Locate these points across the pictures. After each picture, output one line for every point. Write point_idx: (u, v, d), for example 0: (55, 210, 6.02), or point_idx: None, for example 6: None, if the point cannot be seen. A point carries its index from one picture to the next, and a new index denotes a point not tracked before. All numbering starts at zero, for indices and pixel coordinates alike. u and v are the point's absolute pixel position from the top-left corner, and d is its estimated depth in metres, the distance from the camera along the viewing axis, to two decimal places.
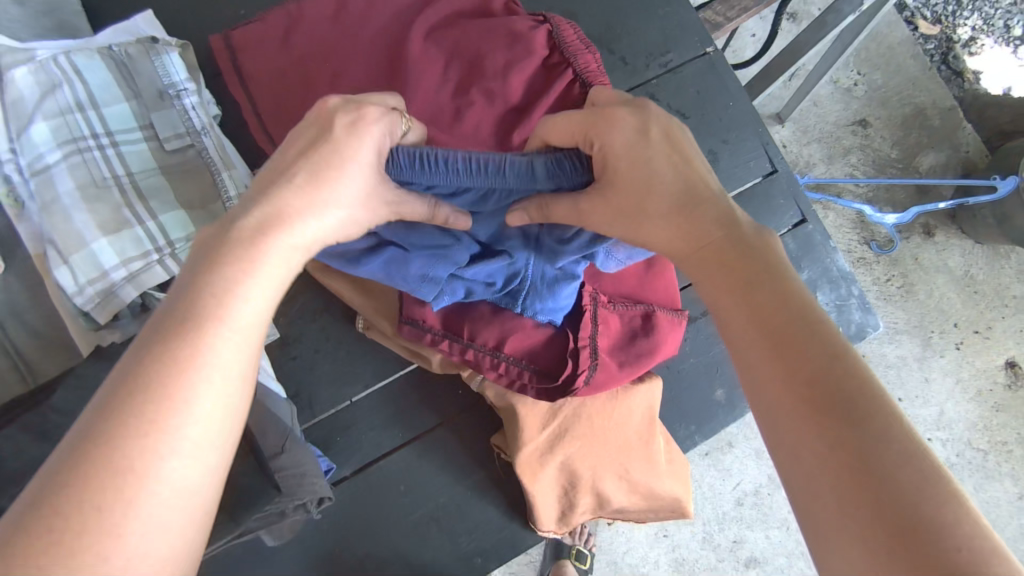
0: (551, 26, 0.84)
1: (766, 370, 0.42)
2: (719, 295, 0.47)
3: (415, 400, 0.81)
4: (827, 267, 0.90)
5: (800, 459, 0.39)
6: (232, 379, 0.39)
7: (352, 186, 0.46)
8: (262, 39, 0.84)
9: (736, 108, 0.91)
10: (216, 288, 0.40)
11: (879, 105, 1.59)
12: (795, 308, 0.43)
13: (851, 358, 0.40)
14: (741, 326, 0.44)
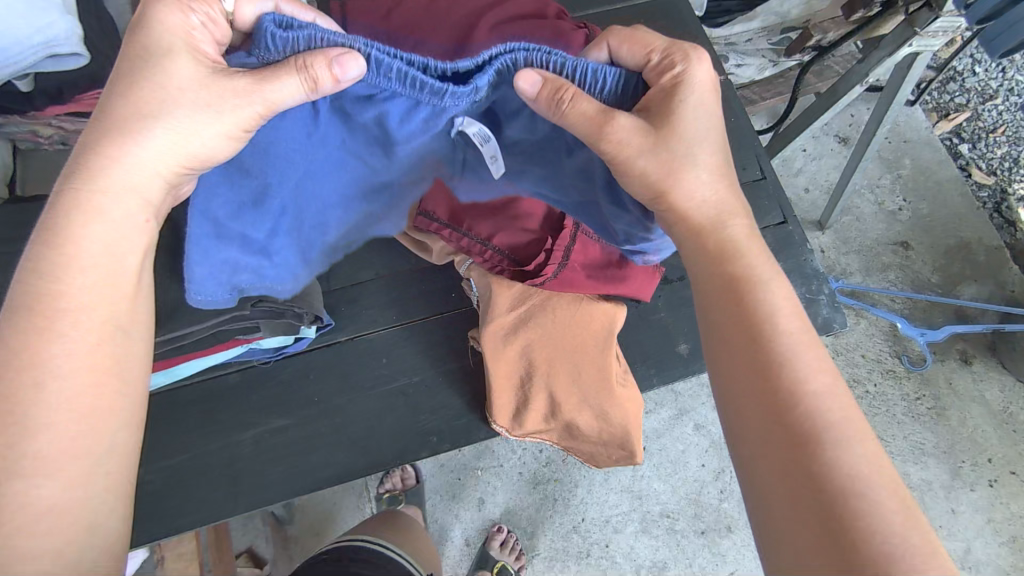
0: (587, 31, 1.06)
1: (749, 391, 0.49)
2: (715, 303, 0.54)
3: (413, 291, 0.93)
4: (803, 264, 0.99)
5: (767, 473, 0.47)
6: (87, 333, 0.49)
7: (173, 89, 0.54)
8: (367, 11, 1.10)
9: (736, 123, 1.08)
10: (49, 278, 0.49)
11: (922, 232, 1.69)
12: (770, 350, 0.49)
13: (828, 389, 0.48)
14: (734, 347, 0.51)
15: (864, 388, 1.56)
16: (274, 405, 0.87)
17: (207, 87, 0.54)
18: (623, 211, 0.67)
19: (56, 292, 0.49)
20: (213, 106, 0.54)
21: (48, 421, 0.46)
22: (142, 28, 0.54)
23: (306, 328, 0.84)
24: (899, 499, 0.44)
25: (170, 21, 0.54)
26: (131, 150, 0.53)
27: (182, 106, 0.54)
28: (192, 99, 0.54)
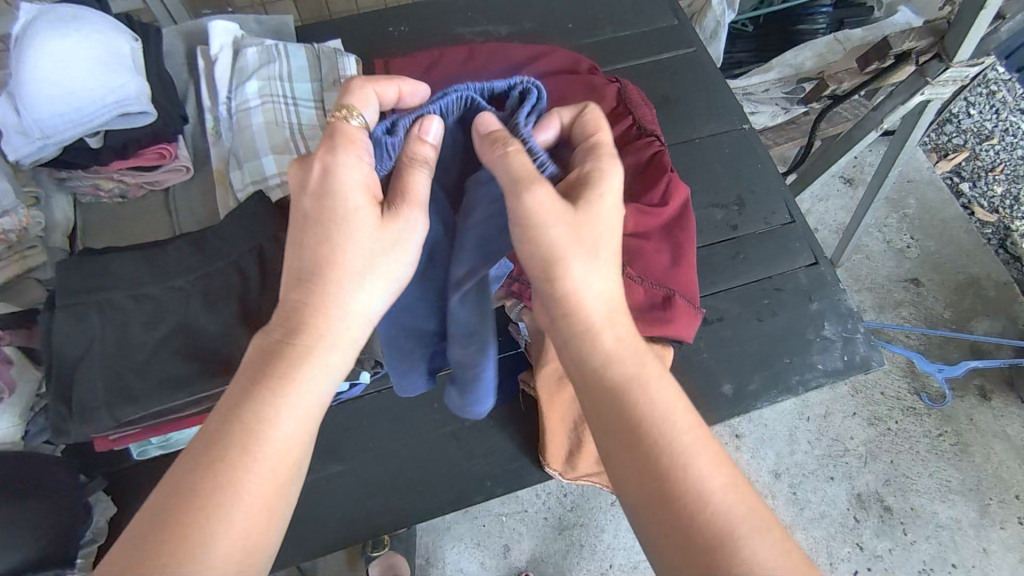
0: (620, 85, 1.11)
1: (639, 489, 0.52)
2: (598, 402, 0.56)
3: None
4: (837, 303, 1.02)
5: (664, 538, 0.50)
6: (278, 467, 0.52)
7: (358, 246, 0.58)
8: (409, 67, 1.14)
9: (763, 168, 1.12)
10: (257, 411, 0.53)
11: (932, 270, 1.79)
12: (641, 419, 0.54)
13: (714, 482, 0.51)
14: (620, 446, 0.54)
15: (887, 426, 1.60)
16: (328, 451, 0.88)
17: (394, 232, 0.60)
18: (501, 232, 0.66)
19: (255, 425, 0.52)
20: (394, 248, 0.60)
21: (236, 538, 0.49)
22: (326, 184, 0.57)
23: (365, 375, 0.86)
24: (775, 541, 0.49)
25: (348, 174, 0.58)
26: (341, 308, 0.58)
27: (368, 245, 0.58)
28: (378, 243, 0.59)
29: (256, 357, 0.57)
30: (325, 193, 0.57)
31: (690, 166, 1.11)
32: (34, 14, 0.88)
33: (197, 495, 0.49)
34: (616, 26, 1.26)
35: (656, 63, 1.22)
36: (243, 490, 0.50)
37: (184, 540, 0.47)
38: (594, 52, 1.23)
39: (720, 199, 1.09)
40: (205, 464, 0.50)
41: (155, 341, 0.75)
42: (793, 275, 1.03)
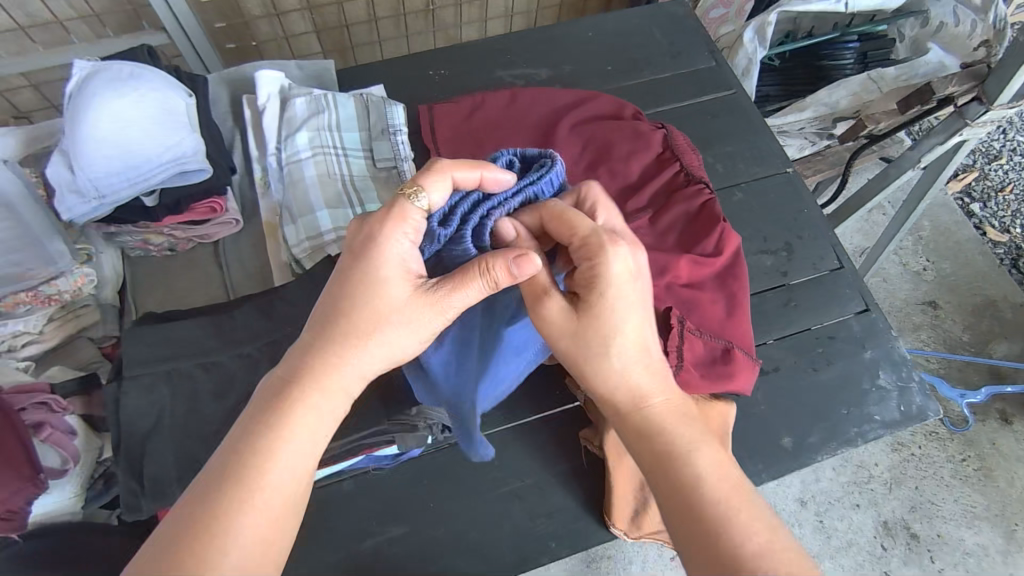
0: (666, 131, 1.11)
1: (692, 549, 0.57)
2: (649, 468, 0.62)
3: (519, 389, 0.95)
4: (890, 351, 1.01)
5: None
6: (266, 520, 0.55)
7: (375, 312, 0.62)
8: (453, 112, 1.14)
9: (809, 213, 1.12)
10: (259, 455, 0.57)
11: (948, 292, 1.88)
12: (690, 488, 0.59)
13: (762, 543, 0.56)
14: (672, 510, 0.59)
15: (910, 452, 1.61)
16: (389, 513, 0.87)
17: (417, 311, 0.63)
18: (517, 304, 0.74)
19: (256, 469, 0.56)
20: (413, 325, 0.63)
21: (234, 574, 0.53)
22: (369, 253, 0.63)
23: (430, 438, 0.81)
24: None
25: (392, 249, 0.63)
26: (342, 363, 0.61)
27: (385, 311, 0.62)
28: (397, 321, 0.63)
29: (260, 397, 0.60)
30: (357, 256, 0.63)
31: (737, 212, 1.11)
32: (88, 72, 0.88)
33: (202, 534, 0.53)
34: (656, 68, 1.26)
35: (698, 105, 1.22)
36: (239, 531, 0.54)
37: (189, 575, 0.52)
38: (635, 94, 1.23)
39: (769, 245, 1.09)
40: (214, 504, 0.54)
41: (224, 411, 0.73)
42: (845, 323, 1.03)
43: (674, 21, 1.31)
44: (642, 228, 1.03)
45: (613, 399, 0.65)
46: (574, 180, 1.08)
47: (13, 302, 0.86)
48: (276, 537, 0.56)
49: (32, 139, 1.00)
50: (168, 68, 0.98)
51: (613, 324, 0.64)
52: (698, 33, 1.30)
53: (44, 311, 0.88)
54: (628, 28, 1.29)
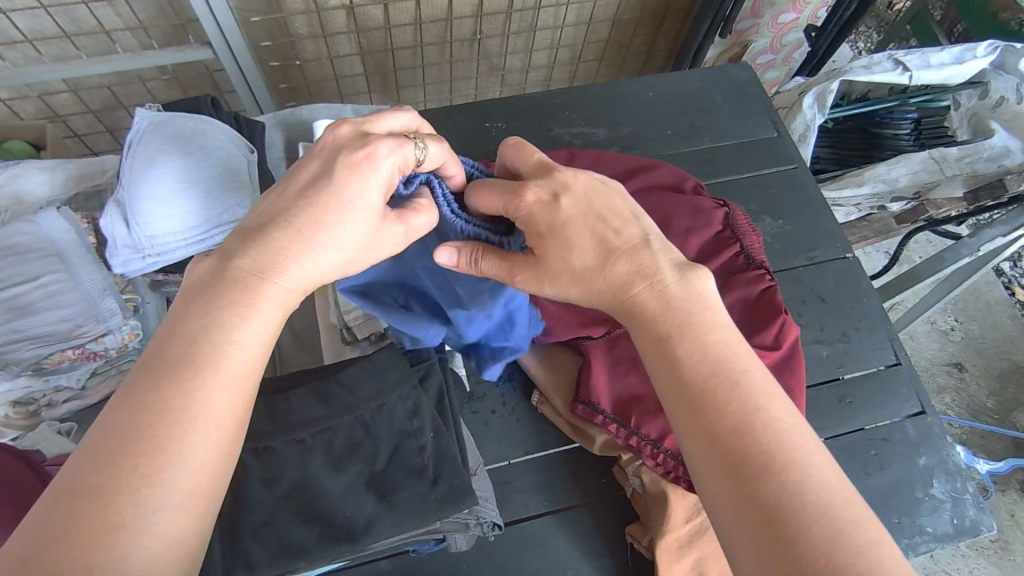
0: (728, 210, 1.09)
1: (690, 429, 0.54)
2: (653, 352, 0.58)
3: (565, 474, 0.93)
4: (945, 458, 0.99)
5: (721, 485, 0.51)
6: (225, 414, 0.49)
7: (347, 212, 0.56)
8: None
9: (867, 303, 1.09)
10: (215, 335, 0.50)
11: (975, 354, 1.86)
12: (697, 367, 0.55)
13: (773, 424, 0.52)
14: (669, 391, 0.56)
15: None
16: None
17: (383, 234, 0.59)
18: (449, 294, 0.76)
19: (211, 350, 0.49)
20: (376, 246, 0.59)
21: (194, 474, 0.46)
22: (349, 160, 0.56)
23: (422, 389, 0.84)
24: (844, 490, 0.49)
25: (378, 158, 0.57)
26: (308, 261, 0.55)
27: (358, 215, 0.56)
28: (370, 235, 0.58)
29: (199, 275, 0.53)
30: (346, 165, 0.56)
31: (793, 296, 1.08)
32: (150, 126, 0.86)
33: (156, 420, 0.46)
34: (716, 135, 1.23)
35: (757, 178, 1.19)
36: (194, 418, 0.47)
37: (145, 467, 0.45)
38: (693, 161, 1.20)
39: (825, 334, 1.06)
40: (161, 388, 0.47)
41: (273, 498, 0.71)
42: (900, 425, 1.01)
43: (735, 87, 1.29)
44: None
45: (595, 292, 0.62)
46: None
47: (56, 360, 0.82)
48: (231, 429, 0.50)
49: (83, 175, 0.98)
50: (228, 116, 0.96)
51: (563, 245, 0.62)
52: (758, 102, 1.27)
53: (87, 366, 0.83)
54: (689, 91, 1.27)
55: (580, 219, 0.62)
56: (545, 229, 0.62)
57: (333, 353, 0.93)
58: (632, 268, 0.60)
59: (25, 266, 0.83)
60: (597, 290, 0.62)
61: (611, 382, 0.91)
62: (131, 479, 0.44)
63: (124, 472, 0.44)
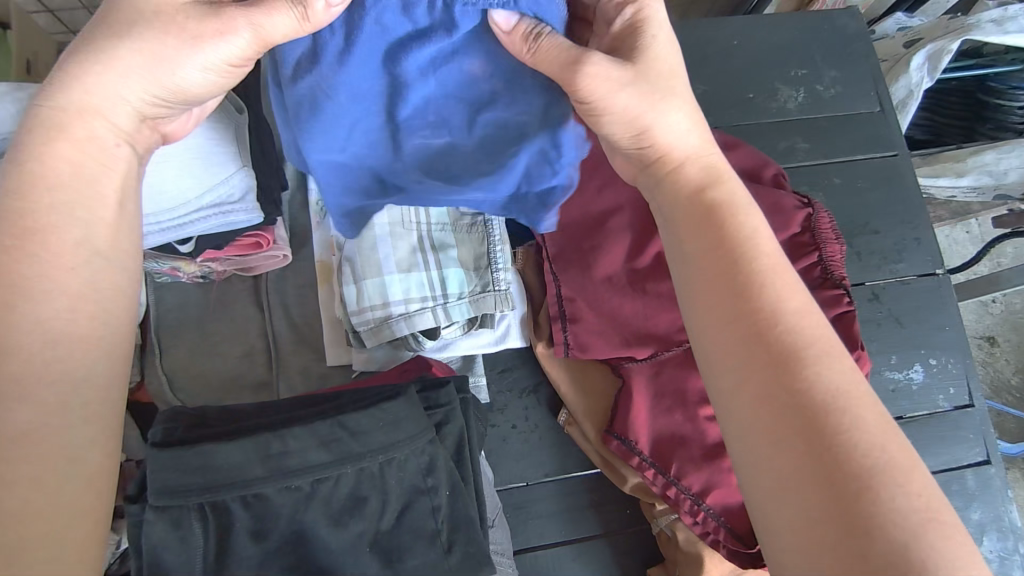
0: (812, 211, 0.91)
1: (728, 323, 0.49)
2: (688, 235, 0.53)
3: (587, 504, 0.85)
4: (1000, 515, 0.90)
5: (750, 387, 0.47)
6: (60, 285, 0.44)
7: (147, 22, 0.46)
8: None
9: (949, 332, 0.95)
10: (35, 187, 0.44)
11: (1011, 329, 1.71)
12: (735, 254, 0.50)
13: (805, 327, 0.48)
14: (702, 273, 0.51)
15: None
16: None
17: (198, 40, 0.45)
18: (453, 123, 0.53)
19: (24, 213, 0.43)
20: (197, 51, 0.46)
21: (38, 368, 0.42)
22: None
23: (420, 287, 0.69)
24: (877, 411, 0.46)
25: None
26: (106, 78, 0.46)
27: (159, 21, 0.46)
28: (176, 28, 0.45)
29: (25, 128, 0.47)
30: None
31: (866, 317, 0.94)
32: None
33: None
34: (805, 105, 1.02)
35: (846, 166, 1.00)
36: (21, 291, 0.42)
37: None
38: (775, 136, 1.00)
39: (896, 363, 0.93)
40: None
41: (263, 553, 0.61)
42: (960, 474, 0.91)
43: (839, 42, 1.06)
44: None
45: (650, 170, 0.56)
46: None
47: None
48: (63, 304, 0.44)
49: None
50: None
51: (669, 82, 0.53)
52: (864, 64, 1.05)
53: None
54: (782, 44, 1.04)
55: (672, 64, 0.54)
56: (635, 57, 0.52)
57: (337, 355, 0.81)
58: (688, 145, 0.55)
59: None
60: (651, 160, 0.55)
61: (652, 418, 0.79)
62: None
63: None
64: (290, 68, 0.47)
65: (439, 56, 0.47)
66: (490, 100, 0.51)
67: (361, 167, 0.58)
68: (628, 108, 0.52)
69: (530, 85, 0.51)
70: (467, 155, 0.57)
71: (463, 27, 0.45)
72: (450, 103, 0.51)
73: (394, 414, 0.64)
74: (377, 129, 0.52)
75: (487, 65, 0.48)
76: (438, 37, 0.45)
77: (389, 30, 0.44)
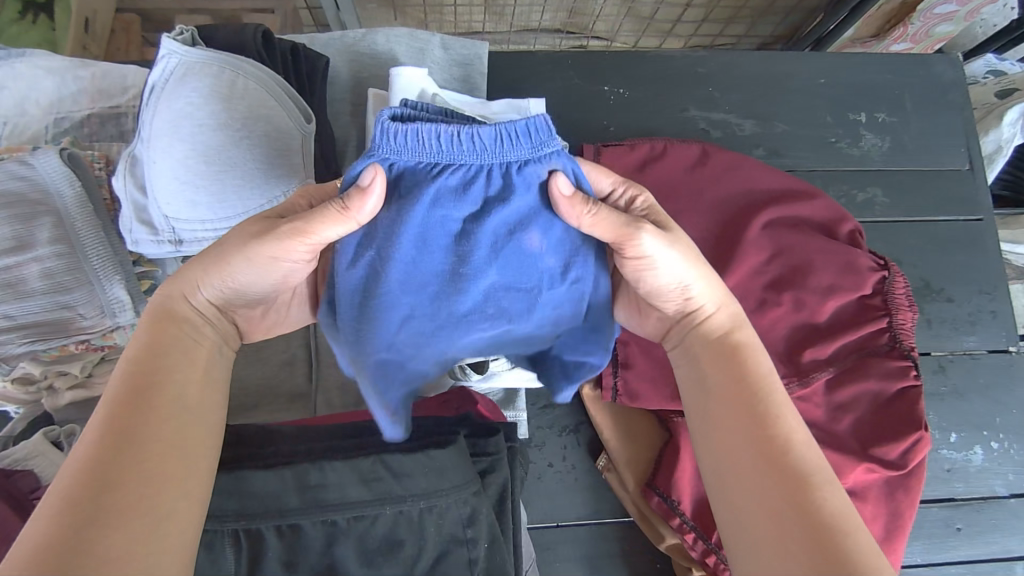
0: (887, 275, 0.86)
1: (745, 438, 0.49)
2: (709, 360, 0.54)
3: (617, 552, 0.82)
4: None
5: (763, 503, 0.46)
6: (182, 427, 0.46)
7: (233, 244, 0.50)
8: (622, 167, 0.90)
9: (1016, 414, 0.90)
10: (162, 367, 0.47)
11: None
12: (754, 378, 0.51)
13: (816, 456, 0.48)
14: (722, 395, 0.52)
15: None
16: None
17: (269, 256, 0.49)
18: (517, 321, 0.51)
19: (148, 384, 0.46)
20: (267, 265, 0.50)
21: (137, 494, 0.41)
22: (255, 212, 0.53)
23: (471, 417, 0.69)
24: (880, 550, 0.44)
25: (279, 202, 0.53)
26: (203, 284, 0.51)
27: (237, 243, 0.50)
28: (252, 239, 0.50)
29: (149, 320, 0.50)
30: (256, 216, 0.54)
31: (930, 389, 0.89)
32: (183, 73, 0.63)
33: (96, 440, 0.42)
34: (891, 154, 0.96)
35: (928, 226, 0.94)
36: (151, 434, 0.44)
37: (97, 495, 0.40)
38: (853, 186, 0.94)
39: (955, 442, 0.89)
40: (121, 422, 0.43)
41: None
42: (1009, 565, 0.87)
43: (933, 90, 0.98)
44: (815, 397, 0.83)
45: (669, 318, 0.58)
46: (747, 297, 0.86)
47: (57, 353, 0.68)
48: (184, 444, 0.45)
49: (98, 92, 0.77)
50: (283, 47, 0.72)
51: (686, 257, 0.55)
52: (958, 117, 0.98)
53: (95, 355, 0.70)
54: (871, 87, 0.98)
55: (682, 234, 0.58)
56: (666, 226, 0.54)
57: None
58: (716, 294, 0.56)
59: (18, 223, 0.65)
60: (684, 315, 0.57)
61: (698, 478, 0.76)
62: (80, 502, 0.40)
63: (72, 503, 0.39)
64: (359, 259, 0.48)
65: (500, 233, 0.47)
66: (548, 279, 0.50)
67: (412, 373, 0.54)
68: (675, 275, 0.53)
69: (581, 254, 0.51)
70: (518, 341, 0.53)
71: (518, 200, 0.47)
72: (507, 292, 0.49)
73: (442, 465, 0.61)
74: (430, 324, 0.50)
75: (541, 239, 0.48)
76: (498, 206, 0.46)
77: (451, 207, 0.46)
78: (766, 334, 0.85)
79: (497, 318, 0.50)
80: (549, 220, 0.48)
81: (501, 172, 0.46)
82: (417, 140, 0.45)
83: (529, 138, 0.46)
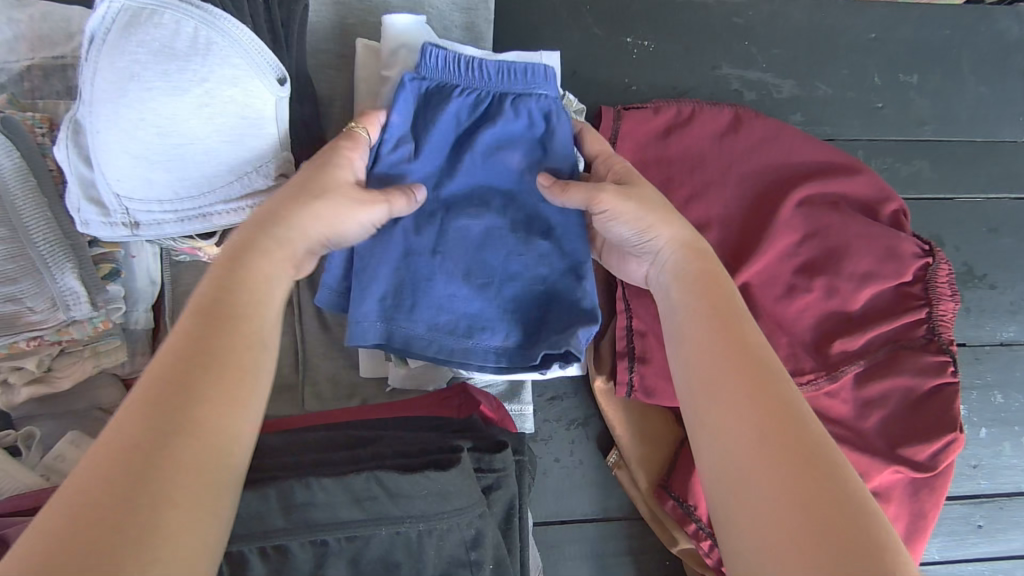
0: (932, 261, 0.78)
1: (719, 363, 0.43)
2: (682, 291, 0.49)
3: (627, 550, 0.78)
4: None
5: (738, 429, 0.40)
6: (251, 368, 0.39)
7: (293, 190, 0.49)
8: (644, 133, 0.80)
9: None
10: (242, 302, 0.40)
11: None
12: (728, 308, 0.47)
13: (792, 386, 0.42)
14: (694, 324, 0.46)
15: None
16: None
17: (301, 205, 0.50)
18: (500, 232, 0.58)
19: (225, 316, 0.39)
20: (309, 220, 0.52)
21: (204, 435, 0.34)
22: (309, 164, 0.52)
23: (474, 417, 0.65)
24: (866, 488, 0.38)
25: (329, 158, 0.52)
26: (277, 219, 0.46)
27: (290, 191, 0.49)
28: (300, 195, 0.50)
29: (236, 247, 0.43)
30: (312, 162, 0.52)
31: (964, 381, 0.83)
32: (127, 24, 0.53)
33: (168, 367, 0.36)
34: (941, 123, 0.86)
35: (976, 205, 0.86)
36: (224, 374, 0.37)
37: (167, 423, 0.34)
38: (898, 158, 0.85)
39: (984, 439, 0.84)
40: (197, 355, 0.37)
41: None
42: None
43: (994, 50, 0.88)
44: (842, 392, 0.76)
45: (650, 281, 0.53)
46: (775, 283, 0.78)
47: (7, 352, 0.60)
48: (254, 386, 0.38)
49: (38, 38, 0.65)
50: None
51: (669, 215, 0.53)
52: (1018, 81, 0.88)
53: (52, 349, 0.61)
54: (927, 44, 0.87)
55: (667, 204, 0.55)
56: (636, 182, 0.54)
57: (373, 369, 0.71)
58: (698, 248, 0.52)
59: None
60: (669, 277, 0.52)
61: None
62: (143, 438, 0.33)
63: (145, 427, 0.33)
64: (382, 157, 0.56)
65: (492, 145, 0.58)
66: (523, 190, 0.59)
67: (406, 281, 0.58)
68: (656, 226, 0.52)
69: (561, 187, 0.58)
70: (503, 255, 0.58)
71: (515, 124, 0.58)
72: (492, 194, 0.59)
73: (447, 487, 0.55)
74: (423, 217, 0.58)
75: (523, 160, 0.59)
76: (491, 123, 0.57)
77: (459, 121, 0.58)
78: (795, 324, 0.77)
79: (486, 222, 0.58)
80: (533, 146, 0.59)
81: (501, 98, 0.58)
82: (445, 64, 0.57)
83: (528, 78, 0.58)
